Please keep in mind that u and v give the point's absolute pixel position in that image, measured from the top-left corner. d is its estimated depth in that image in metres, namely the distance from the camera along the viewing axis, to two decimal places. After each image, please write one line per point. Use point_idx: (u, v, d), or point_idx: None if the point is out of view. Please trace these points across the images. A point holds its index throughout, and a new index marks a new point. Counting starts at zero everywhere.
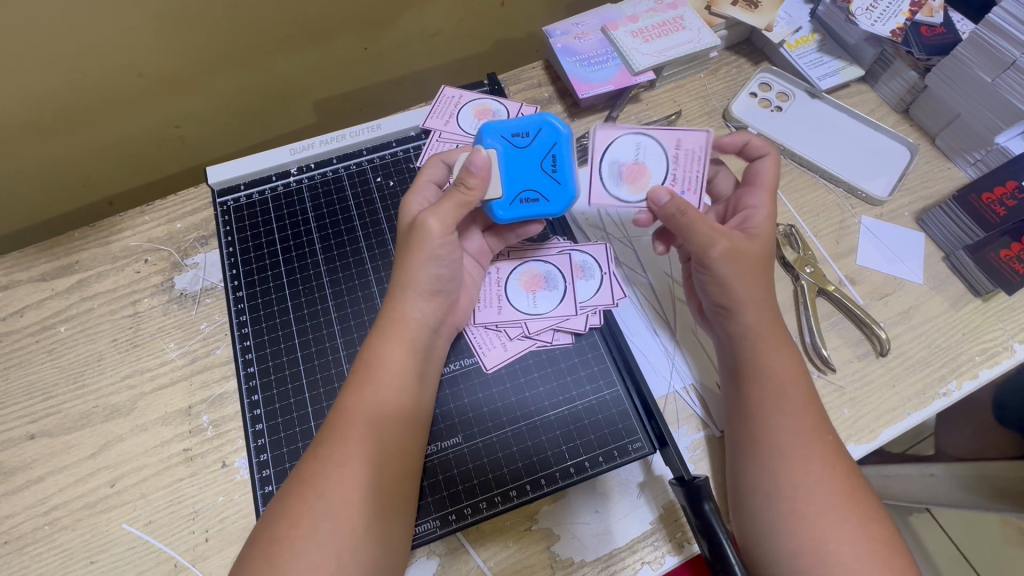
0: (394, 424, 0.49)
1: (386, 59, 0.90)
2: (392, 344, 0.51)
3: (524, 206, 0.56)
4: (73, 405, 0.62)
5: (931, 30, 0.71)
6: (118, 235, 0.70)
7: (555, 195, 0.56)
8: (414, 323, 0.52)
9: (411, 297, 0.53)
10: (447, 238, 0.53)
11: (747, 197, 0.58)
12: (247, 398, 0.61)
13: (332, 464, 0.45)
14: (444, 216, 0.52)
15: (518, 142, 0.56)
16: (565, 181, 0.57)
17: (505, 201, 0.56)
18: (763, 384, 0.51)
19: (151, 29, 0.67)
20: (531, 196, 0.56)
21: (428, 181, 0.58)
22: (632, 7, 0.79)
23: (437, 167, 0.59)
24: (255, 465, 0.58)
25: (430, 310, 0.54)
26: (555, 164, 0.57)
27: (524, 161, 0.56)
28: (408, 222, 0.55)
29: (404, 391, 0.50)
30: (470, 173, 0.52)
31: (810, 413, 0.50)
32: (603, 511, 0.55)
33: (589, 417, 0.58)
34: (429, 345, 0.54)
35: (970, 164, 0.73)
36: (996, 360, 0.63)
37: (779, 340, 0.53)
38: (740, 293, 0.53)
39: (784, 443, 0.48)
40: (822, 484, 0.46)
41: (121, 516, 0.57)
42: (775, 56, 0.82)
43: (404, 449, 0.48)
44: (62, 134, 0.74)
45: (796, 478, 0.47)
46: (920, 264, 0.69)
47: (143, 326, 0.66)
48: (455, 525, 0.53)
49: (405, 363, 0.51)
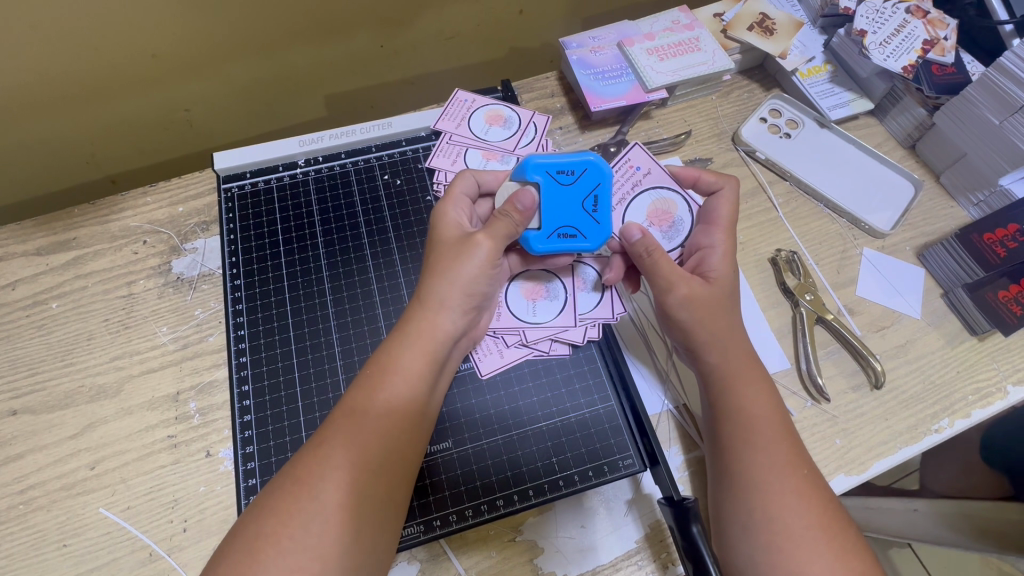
0: (402, 423, 0.48)
1: (402, 58, 0.90)
2: (414, 352, 0.50)
3: (561, 241, 0.57)
4: (59, 383, 0.61)
5: (942, 69, 0.73)
6: (119, 214, 0.71)
7: (593, 233, 0.57)
8: (423, 329, 0.51)
9: (445, 311, 0.52)
10: (494, 263, 0.54)
11: (703, 235, 0.58)
12: (237, 387, 0.60)
13: (320, 462, 0.44)
14: (496, 242, 0.53)
15: (561, 179, 0.56)
16: (604, 222, 0.57)
17: (543, 235, 0.56)
18: (733, 419, 0.51)
19: (171, 12, 0.67)
20: (569, 232, 0.56)
21: (461, 195, 0.57)
22: (649, 25, 0.80)
23: (469, 184, 0.58)
24: (239, 456, 0.57)
25: (461, 324, 0.54)
26: (597, 205, 0.57)
27: (565, 198, 0.56)
28: (454, 237, 0.54)
29: (418, 397, 0.50)
30: (516, 207, 0.53)
31: (786, 446, 0.49)
32: (587, 527, 0.54)
33: (581, 430, 0.57)
34: (448, 355, 0.54)
35: (973, 205, 0.74)
36: (989, 401, 0.63)
37: (752, 372, 0.53)
38: (711, 328, 0.53)
39: (755, 478, 0.48)
40: (799, 518, 0.46)
41: (99, 500, 0.56)
42: (787, 83, 0.83)
43: (398, 454, 0.47)
44: (72, 107, 0.74)
45: (771, 513, 0.46)
46: (918, 298, 0.69)
47: (137, 308, 0.66)
48: (438, 531, 0.52)
49: (408, 365, 0.50)
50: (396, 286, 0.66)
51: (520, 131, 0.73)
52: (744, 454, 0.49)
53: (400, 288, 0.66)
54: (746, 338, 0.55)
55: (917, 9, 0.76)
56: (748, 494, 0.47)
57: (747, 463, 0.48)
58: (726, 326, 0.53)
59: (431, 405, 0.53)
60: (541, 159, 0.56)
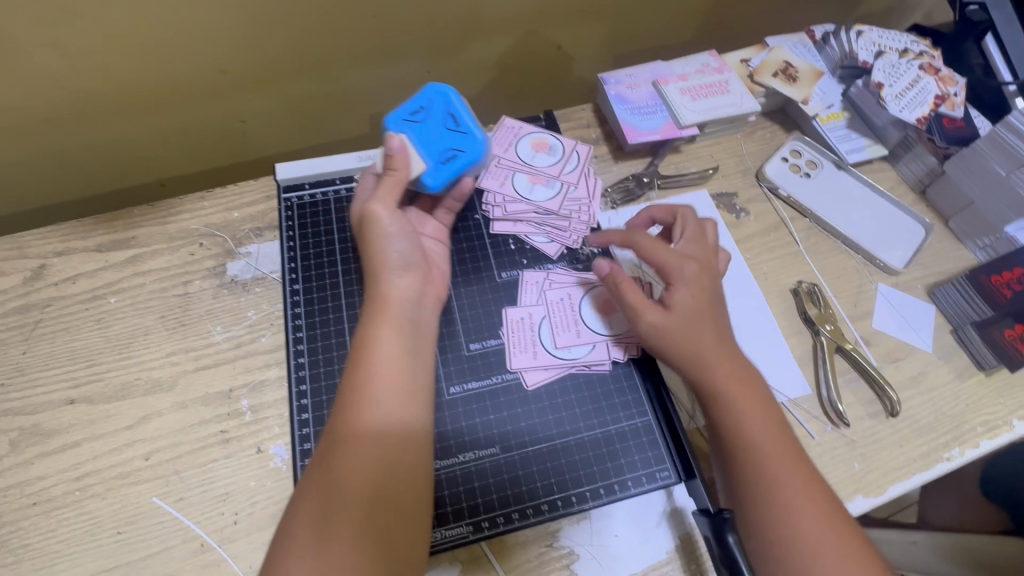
0: (398, 399, 0.50)
1: (446, 84, 0.95)
2: (381, 325, 0.53)
3: (453, 164, 0.62)
4: (116, 375, 0.64)
5: (952, 122, 0.79)
6: (176, 217, 0.74)
7: (470, 145, 0.62)
8: (383, 300, 0.55)
9: (385, 277, 0.56)
10: (399, 220, 0.57)
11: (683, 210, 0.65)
12: (295, 387, 0.62)
13: (343, 463, 0.46)
14: (388, 203, 0.57)
15: (414, 116, 0.63)
16: (470, 131, 0.63)
17: (433, 168, 0.61)
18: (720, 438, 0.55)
19: (243, 30, 0.72)
20: (452, 155, 0.62)
21: (363, 189, 0.64)
22: (681, 67, 0.86)
23: (371, 180, 0.64)
24: (298, 451, 0.59)
25: (411, 286, 0.57)
26: (455, 121, 0.63)
27: (423, 132, 0.62)
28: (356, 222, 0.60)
29: (403, 379, 0.51)
30: (394, 159, 0.59)
31: (784, 455, 0.53)
32: (622, 535, 0.57)
33: (622, 442, 0.59)
34: (417, 317, 0.56)
35: (979, 248, 0.79)
36: (996, 433, 0.67)
37: (734, 386, 0.55)
38: (684, 351, 0.57)
39: (752, 490, 0.52)
40: (803, 525, 0.49)
41: (153, 490, 0.58)
42: (807, 127, 0.88)
43: (407, 446, 0.49)
44: (137, 113, 0.78)
45: (772, 522, 0.50)
46: (929, 333, 0.74)
47: (192, 307, 0.68)
48: (487, 532, 0.55)
49: (384, 341, 0.52)
50: None
51: (564, 158, 0.75)
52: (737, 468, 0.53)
53: None
54: (728, 349, 0.57)
55: (929, 66, 0.82)
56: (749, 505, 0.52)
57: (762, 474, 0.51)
58: (697, 344, 0.57)
59: (423, 381, 0.53)
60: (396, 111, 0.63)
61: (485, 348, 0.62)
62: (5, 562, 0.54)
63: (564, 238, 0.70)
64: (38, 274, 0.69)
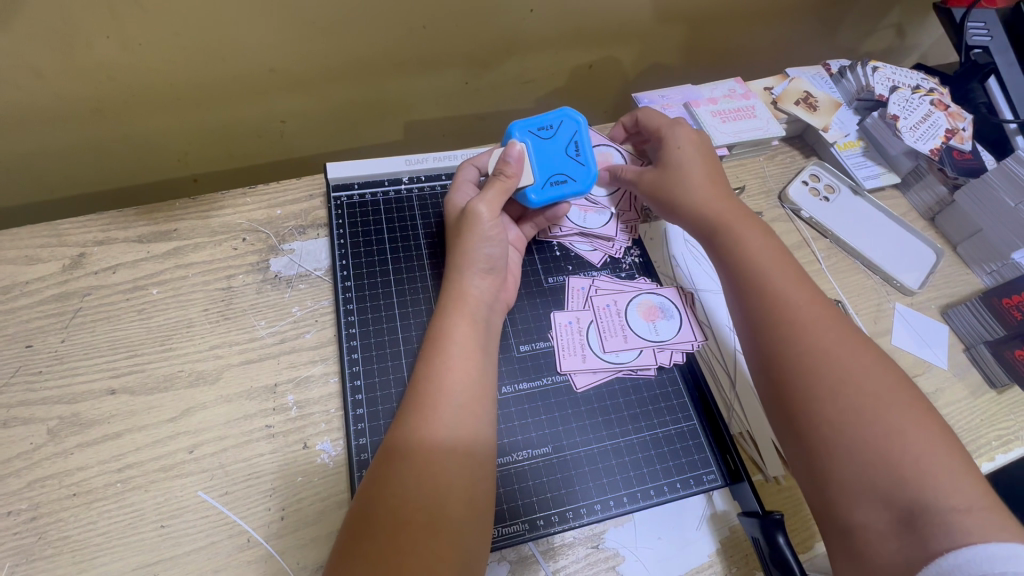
0: (470, 392, 0.53)
1: (480, 96, 0.98)
2: (458, 320, 0.57)
3: (555, 186, 0.66)
4: (158, 367, 0.63)
5: (961, 154, 0.84)
6: (219, 211, 0.74)
7: (580, 175, 0.67)
8: (458, 297, 0.59)
9: (466, 276, 0.60)
10: (495, 222, 0.63)
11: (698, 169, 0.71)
12: (349, 382, 0.62)
13: (425, 449, 0.49)
14: (491, 204, 0.62)
15: (542, 134, 0.68)
16: (587, 163, 0.68)
17: (538, 185, 0.66)
18: (816, 374, 0.53)
19: (299, 31, 0.74)
20: (560, 178, 0.67)
21: (466, 181, 0.68)
22: (710, 91, 0.90)
23: (472, 171, 0.68)
24: (353, 446, 0.59)
25: (485, 287, 0.61)
26: (576, 150, 0.68)
27: (545, 150, 0.68)
28: (457, 214, 0.65)
29: (476, 374, 0.54)
30: (508, 165, 0.64)
31: (884, 386, 0.51)
32: (665, 538, 0.57)
33: (669, 445, 0.61)
34: (488, 318, 0.60)
35: (987, 273, 0.84)
36: (1010, 447, 0.71)
37: (827, 323, 0.56)
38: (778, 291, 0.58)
39: (857, 428, 0.50)
40: (914, 457, 0.47)
41: (197, 484, 0.57)
42: (825, 153, 0.93)
43: (482, 436, 0.52)
44: (183, 108, 0.78)
45: (884, 458, 0.48)
46: (944, 351, 0.77)
47: (235, 301, 0.68)
48: (542, 530, 0.55)
49: (458, 334, 0.56)
50: None
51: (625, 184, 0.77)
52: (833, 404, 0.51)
53: None
54: (812, 292, 0.59)
55: (939, 102, 0.88)
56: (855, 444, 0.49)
57: (840, 406, 0.51)
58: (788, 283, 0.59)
59: (490, 380, 0.56)
60: (525, 123, 0.69)
61: (534, 349, 0.64)
62: (43, 555, 0.52)
63: (607, 248, 0.73)
64: (76, 262, 0.68)
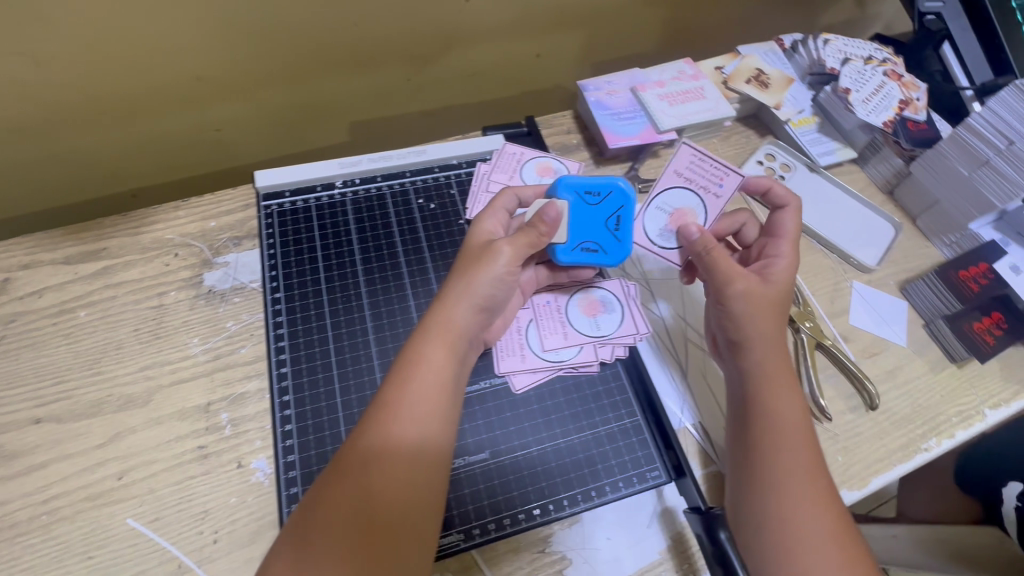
0: (435, 419, 0.51)
1: (426, 91, 0.95)
2: (434, 345, 0.54)
3: (584, 254, 0.63)
4: (85, 392, 0.61)
5: (916, 125, 0.82)
6: (150, 227, 0.72)
7: (613, 249, 0.63)
8: (442, 324, 0.55)
9: (460, 305, 0.56)
10: (511, 270, 0.58)
11: (771, 247, 0.62)
12: (278, 397, 0.59)
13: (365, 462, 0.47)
14: (516, 249, 0.58)
15: (589, 200, 0.62)
16: (624, 240, 0.63)
17: (568, 247, 0.62)
18: (765, 422, 0.54)
19: (221, 36, 0.71)
20: (592, 247, 0.63)
21: (502, 207, 0.62)
22: (658, 74, 0.88)
23: (511, 201, 0.63)
24: (281, 464, 0.56)
25: (473, 322, 0.57)
26: (618, 224, 0.63)
27: (590, 217, 0.62)
28: (480, 242, 0.60)
29: (445, 392, 0.53)
30: (544, 219, 0.59)
31: (810, 455, 0.53)
32: (614, 538, 0.56)
33: (613, 444, 0.59)
34: (466, 352, 0.57)
35: (946, 245, 0.82)
36: (970, 422, 0.70)
37: (786, 382, 0.56)
38: (757, 330, 0.57)
39: (781, 479, 0.51)
40: (814, 525, 0.49)
41: (126, 511, 0.55)
42: (780, 131, 0.91)
43: (433, 455, 0.50)
44: (109, 124, 0.76)
45: (787, 516, 0.50)
46: (903, 328, 0.76)
47: (167, 319, 0.66)
48: (478, 539, 0.54)
49: (431, 359, 0.53)
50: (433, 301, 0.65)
51: None
52: (771, 453, 0.52)
53: None
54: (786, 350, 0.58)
55: (892, 72, 0.86)
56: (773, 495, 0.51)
57: (781, 458, 0.52)
58: (769, 328, 0.57)
59: (456, 408, 0.54)
60: (573, 180, 0.62)
61: None
62: None
63: None
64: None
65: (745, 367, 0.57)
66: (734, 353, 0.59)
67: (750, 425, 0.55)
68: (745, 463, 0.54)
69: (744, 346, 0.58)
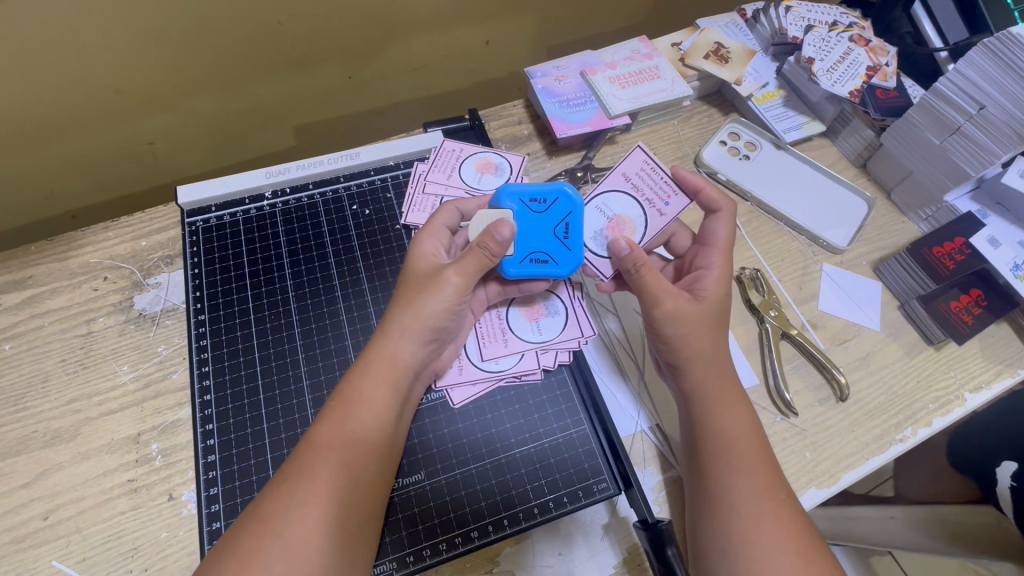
0: (370, 460, 0.48)
1: (371, 89, 0.91)
2: (375, 380, 0.50)
3: (534, 266, 0.57)
4: (11, 430, 0.58)
5: (885, 93, 0.77)
6: (78, 250, 0.69)
7: (565, 259, 0.58)
8: (383, 358, 0.51)
9: (405, 339, 0.52)
10: (460, 299, 0.53)
11: (702, 257, 0.59)
12: (201, 427, 0.57)
13: (286, 498, 0.44)
14: (466, 278, 0.53)
15: (533, 207, 0.58)
16: (575, 249, 0.58)
17: (517, 259, 0.57)
18: (715, 440, 0.51)
19: (134, 45, 0.67)
20: (541, 258, 0.57)
21: (441, 225, 0.58)
22: (610, 55, 0.83)
23: (452, 215, 0.60)
24: (203, 498, 0.54)
25: (421, 354, 0.53)
26: (568, 232, 0.58)
27: (537, 226, 0.58)
28: (424, 268, 0.55)
29: (380, 427, 0.50)
30: (493, 239, 0.52)
31: (765, 470, 0.49)
32: (565, 554, 0.54)
33: (555, 456, 0.56)
34: (410, 386, 0.53)
35: (922, 220, 0.77)
36: (949, 408, 0.66)
37: (733, 396, 0.53)
38: (698, 346, 0.53)
39: (736, 500, 0.48)
40: (778, 545, 0.46)
41: (52, 553, 0.53)
42: (744, 108, 0.86)
43: (363, 493, 0.47)
44: (31, 146, 0.72)
45: (750, 538, 0.46)
46: (876, 311, 0.71)
47: (96, 347, 0.63)
48: (413, 567, 0.51)
49: (372, 397, 0.50)
50: (366, 314, 0.63)
51: (512, 178, 0.71)
52: (723, 475, 0.49)
53: (371, 318, 0.63)
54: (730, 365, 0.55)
55: (859, 38, 0.80)
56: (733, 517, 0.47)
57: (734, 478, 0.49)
58: (710, 344, 0.54)
59: (394, 450, 0.52)
60: (515, 188, 0.59)
61: None
62: None
63: None
64: None
65: (686, 389, 0.54)
66: (675, 375, 0.55)
67: (700, 446, 0.51)
68: (697, 487, 0.51)
69: (682, 370, 0.54)
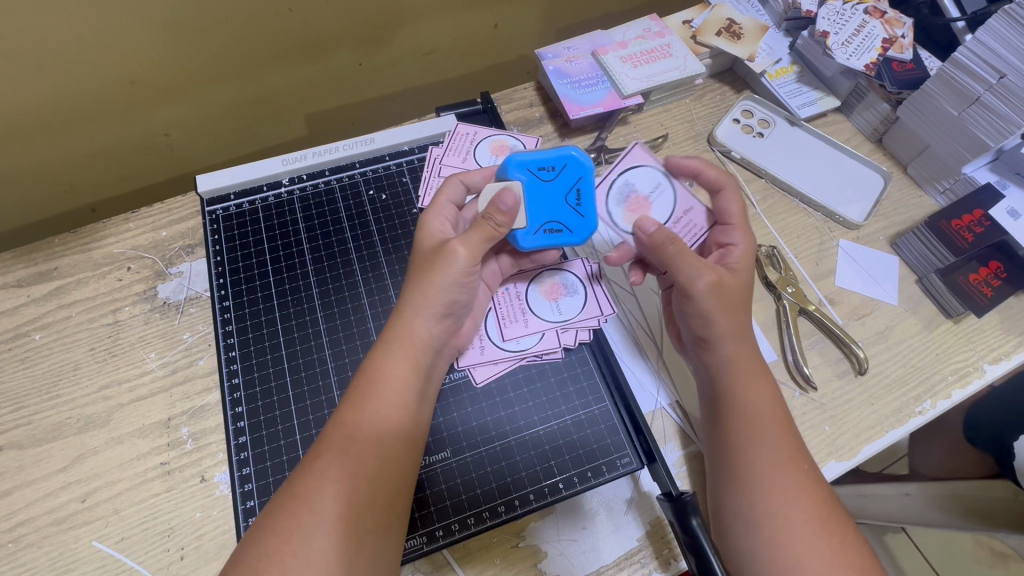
0: (394, 440, 0.49)
1: (381, 75, 0.91)
2: (397, 360, 0.51)
3: (549, 236, 0.58)
4: (46, 417, 0.60)
5: (901, 65, 0.75)
6: (101, 242, 0.70)
7: (579, 227, 0.58)
8: (403, 339, 0.51)
9: (419, 316, 0.52)
10: (471, 269, 0.53)
11: (723, 234, 0.58)
12: (231, 410, 0.58)
13: (316, 476, 0.45)
14: (472, 248, 0.52)
15: (542, 176, 0.58)
16: (588, 215, 0.59)
17: (530, 231, 0.57)
18: (740, 413, 0.51)
19: (148, 37, 0.67)
20: (555, 228, 0.58)
21: (446, 201, 0.58)
22: (621, 34, 0.82)
23: (458, 188, 0.59)
24: (236, 477, 0.56)
25: (437, 331, 0.54)
26: (579, 199, 0.59)
27: (547, 194, 0.58)
28: (431, 246, 0.55)
29: (406, 407, 0.50)
30: (499, 209, 0.52)
31: (787, 442, 0.50)
32: (590, 528, 0.54)
33: (578, 432, 0.57)
34: (432, 363, 0.54)
35: (939, 192, 0.77)
36: (968, 380, 0.66)
37: (757, 369, 0.53)
38: (730, 319, 0.53)
39: (762, 471, 0.48)
40: (799, 513, 0.47)
41: (92, 533, 0.55)
42: (757, 85, 0.85)
43: (391, 471, 0.48)
44: (49, 141, 0.73)
45: (773, 509, 0.47)
46: (894, 286, 0.71)
47: (123, 335, 0.65)
48: (442, 541, 0.52)
49: (395, 377, 0.50)
50: (387, 297, 0.64)
51: None
52: (748, 448, 0.50)
53: (391, 300, 0.64)
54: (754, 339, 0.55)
55: (874, 10, 0.79)
56: (756, 488, 0.48)
57: (759, 452, 0.49)
58: (739, 318, 0.53)
59: (419, 431, 0.52)
60: (523, 157, 0.58)
61: None
62: None
63: None
64: None
65: (714, 362, 0.54)
66: (701, 349, 0.55)
67: (725, 421, 0.52)
68: (721, 459, 0.51)
69: (711, 341, 0.54)
